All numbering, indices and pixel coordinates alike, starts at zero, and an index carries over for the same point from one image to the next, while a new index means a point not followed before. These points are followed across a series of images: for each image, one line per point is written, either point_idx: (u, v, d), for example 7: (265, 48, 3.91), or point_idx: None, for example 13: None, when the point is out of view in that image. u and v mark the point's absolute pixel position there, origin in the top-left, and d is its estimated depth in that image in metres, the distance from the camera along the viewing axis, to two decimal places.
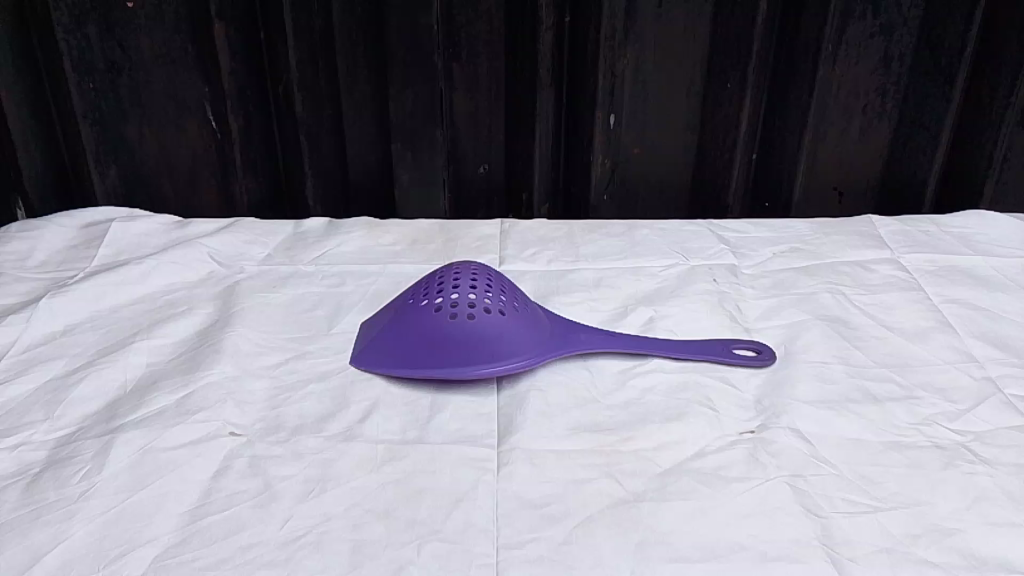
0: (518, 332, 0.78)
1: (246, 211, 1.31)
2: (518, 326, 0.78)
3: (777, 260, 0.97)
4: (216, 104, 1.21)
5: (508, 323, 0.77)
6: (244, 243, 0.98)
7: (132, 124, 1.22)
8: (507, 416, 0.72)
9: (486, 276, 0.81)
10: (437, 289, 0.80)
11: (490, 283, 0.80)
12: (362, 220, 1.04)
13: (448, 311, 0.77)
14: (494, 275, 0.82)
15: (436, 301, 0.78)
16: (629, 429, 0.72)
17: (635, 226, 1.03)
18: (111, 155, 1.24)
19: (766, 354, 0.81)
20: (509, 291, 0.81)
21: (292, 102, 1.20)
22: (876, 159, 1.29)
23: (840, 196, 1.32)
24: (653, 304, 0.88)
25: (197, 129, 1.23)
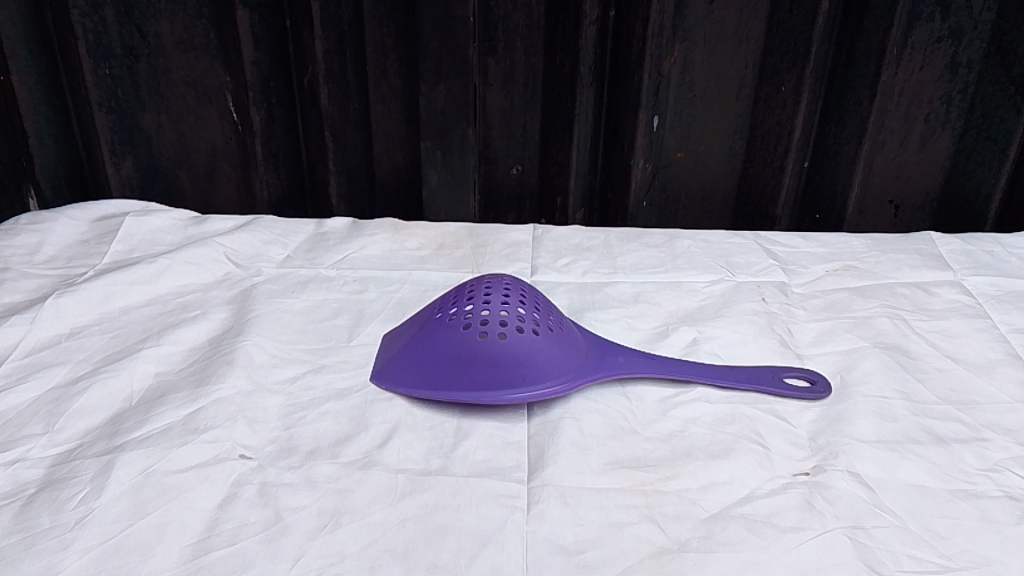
0: (552, 354, 0.72)
1: (265, 207, 1.25)
2: (553, 347, 0.72)
3: (829, 278, 0.90)
4: (238, 95, 1.16)
5: (541, 344, 0.72)
6: (262, 242, 0.93)
7: (149, 112, 1.18)
8: (539, 447, 0.67)
9: (519, 291, 0.75)
10: (467, 303, 0.74)
11: (524, 298, 0.75)
12: (387, 221, 0.98)
13: (478, 328, 0.71)
14: (528, 290, 0.76)
15: (464, 316, 0.73)
16: (672, 467, 0.66)
17: (676, 236, 0.97)
18: (127, 145, 1.20)
19: (820, 385, 0.75)
20: (543, 308, 0.75)
21: (318, 94, 1.15)
22: (935, 170, 1.22)
23: (895, 209, 1.26)
24: (696, 323, 0.82)
25: (216, 120, 1.19)
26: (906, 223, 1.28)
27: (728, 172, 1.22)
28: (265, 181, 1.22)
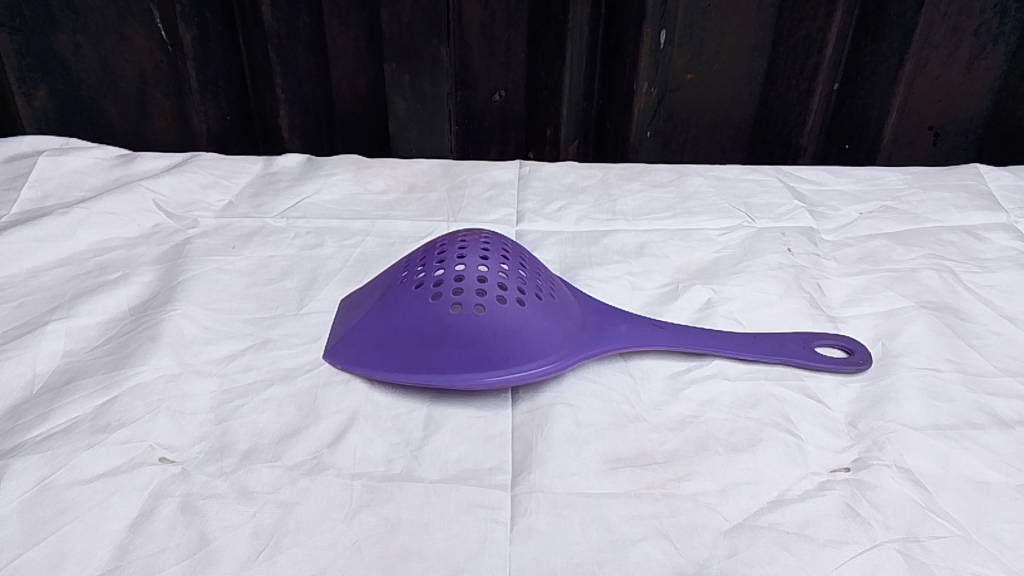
0: (540, 327, 0.59)
1: (205, 144, 1.12)
2: (541, 318, 0.59)
3: (864, 223, 0.78)
4: (164, 7, 1.01)
5: (527, 315, 0.59)
6: (200, 186, 0.79)
7: (63, 33, 1.03)
8: (525, 441, 0.55)
9: (501, 248, 0.62)
10: (436, 266, 0.61)
11: (505, 258, 0.61)
12: (348, 159, 0.84)
13: (449, 298, 0.58)
14: (511, 247, 0.63)
15: (433, 283, 0.60)
16: (684, 464, 0.54)
17: (685, 173, 0.83)
18: (40, 72, 1.05)
19: (859, 356, 0.63)
20: (529, 270, 0.62)
21: (259, 8, 0.99)
22: (982, 92, 1.09)
23: (934, 137, 1.13)
24: (710, 280, 0.69)
25: (142, 41, 1.04)
26: (945, 150, 1.15)
27: (745, 93, 1.09)
28: (203, 112, 1.08)
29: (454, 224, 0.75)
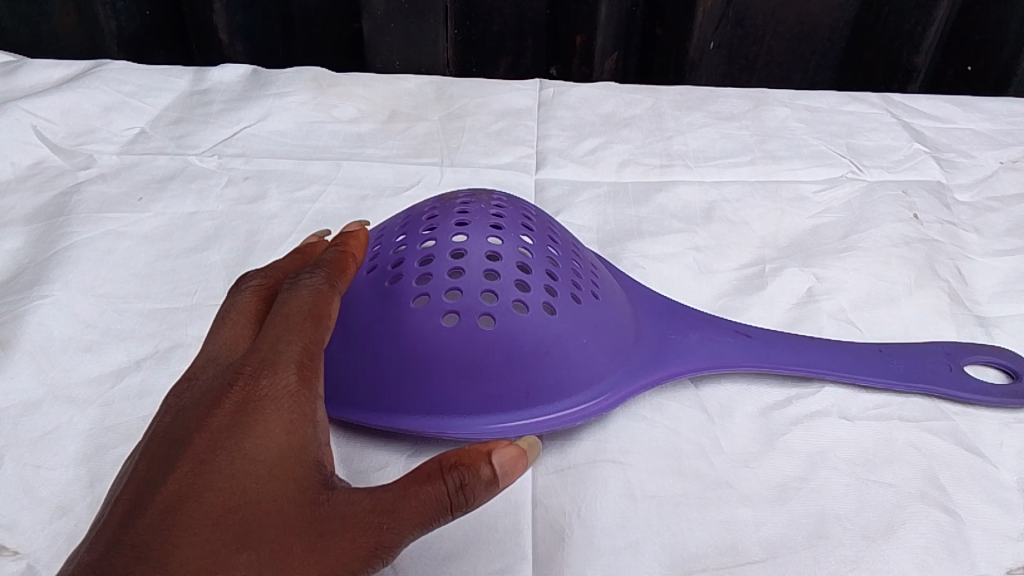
0: (577, 347, 0.39)
1: (118, 53, 0.81)
2: (579, 332, 0.39)
3: (1011, 176, 0.57)
4: None
5: (559, 329, 0.38)
6: (102, 108, 0.58)
7: None
8: (555, 523, 0.37)
9: (520, 221, 0.41)
10: (422, 248, 0.39)
11: (528, 237, 0.40)
12: (306, 71, 0.62)
13: (440, 302, 0.38)
14: (535, 218, 0.42)
15: (416, 275, 0.38)
16: (791, 563, 0.36)
17: (763, 100, 0.62)
18: None
19: None
20: (562, 253, 0.41)
21: None
22: None
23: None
24: (810, 260, 0.49)
25: None
26: None
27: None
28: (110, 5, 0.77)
29: (450, 169, 0.55)
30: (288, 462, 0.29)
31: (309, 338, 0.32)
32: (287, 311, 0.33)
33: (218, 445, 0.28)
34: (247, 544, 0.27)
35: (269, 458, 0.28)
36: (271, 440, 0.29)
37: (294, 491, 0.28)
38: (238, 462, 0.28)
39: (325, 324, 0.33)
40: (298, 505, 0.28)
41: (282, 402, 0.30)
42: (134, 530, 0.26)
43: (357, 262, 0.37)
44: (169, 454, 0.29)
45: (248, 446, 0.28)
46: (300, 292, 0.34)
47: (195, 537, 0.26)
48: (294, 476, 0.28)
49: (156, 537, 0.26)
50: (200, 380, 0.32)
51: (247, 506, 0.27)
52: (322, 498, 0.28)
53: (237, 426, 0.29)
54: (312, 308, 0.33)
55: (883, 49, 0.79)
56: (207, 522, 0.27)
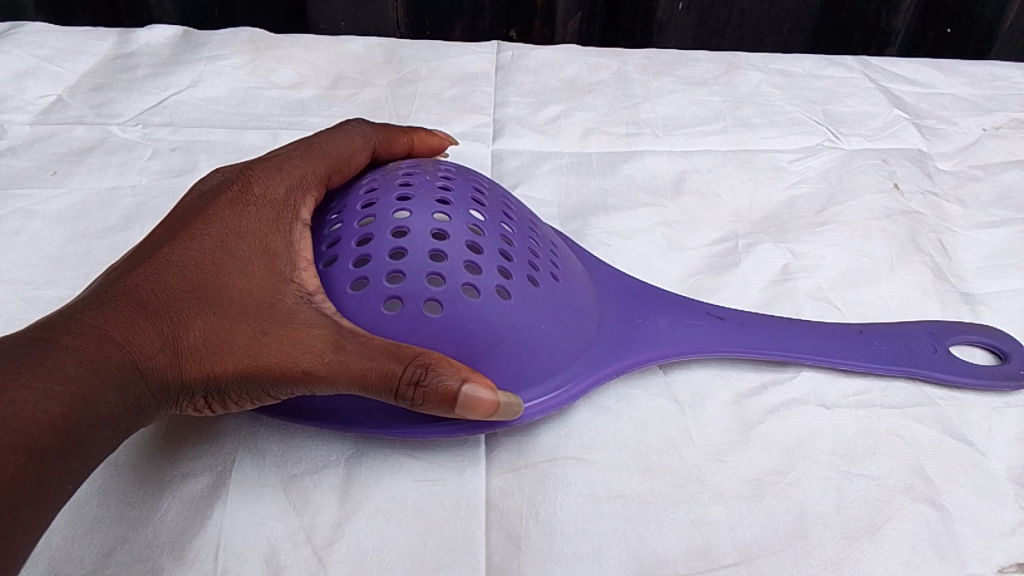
0: (535, 336, 0.35)
1: (37, 12, 0.72)
2: (536, 319, 0.35)
3: (994, 144, 0.54)
4: None
5: (514, 314, 0.35)
6: (13, 74, 0.52)
7: None
8: (511, 528, 0.33)
9: (471, 195, 0.37)
10: (360, 227, 0.35)
11: (479, 213, 0.36)
12: (243, 32, 0.57)
13: (380, 285, 0.33)
14: (487, 191, 0.38)
15: (353, 257, 0.34)
16: (769, 568, 0.33)
17: (735, 64, 0.58)
18: None
19: (1017, 364, 0.40)
20: (517, 230, 0.37)
21: None
22: None
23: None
24: (786, 234, 0.46)
25: None
26: None
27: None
28: None
29: None
30: (262, 261, 0.33)
31: (318, 171, 0.37)
32: (305, 149, 0.37)
33: (210, 224, 0.34)
34: (213, 305, 0.31)
35: (250, 246, 0.33)
36: (249, 240, 0.33)
37: (264, 279, 0.32)
38: (224, 244, 0.33)
39: (343, 161, 0.38)
40: (264, 292, 0.32)
41: (272, 208, 0.35)
42: (130, 271, 0.32)
43: (410, 147, 0.42)
44: (181, 222, 0.34)
45: (233, 237, 0.33)
46: (336, 133, 0.39)
47: (172, 287, 0.31)
48: (265, 272, 0.32)
49: (144, 278, 0.31)
50: (227, 171, 0.37)
51: (220, 278, 0.32)
52: (289, 297, 0.32)
53: (229, 216, 0.34)
54: (338, 147, 0.38)
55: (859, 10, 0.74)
56: (182, 280, 0.31)
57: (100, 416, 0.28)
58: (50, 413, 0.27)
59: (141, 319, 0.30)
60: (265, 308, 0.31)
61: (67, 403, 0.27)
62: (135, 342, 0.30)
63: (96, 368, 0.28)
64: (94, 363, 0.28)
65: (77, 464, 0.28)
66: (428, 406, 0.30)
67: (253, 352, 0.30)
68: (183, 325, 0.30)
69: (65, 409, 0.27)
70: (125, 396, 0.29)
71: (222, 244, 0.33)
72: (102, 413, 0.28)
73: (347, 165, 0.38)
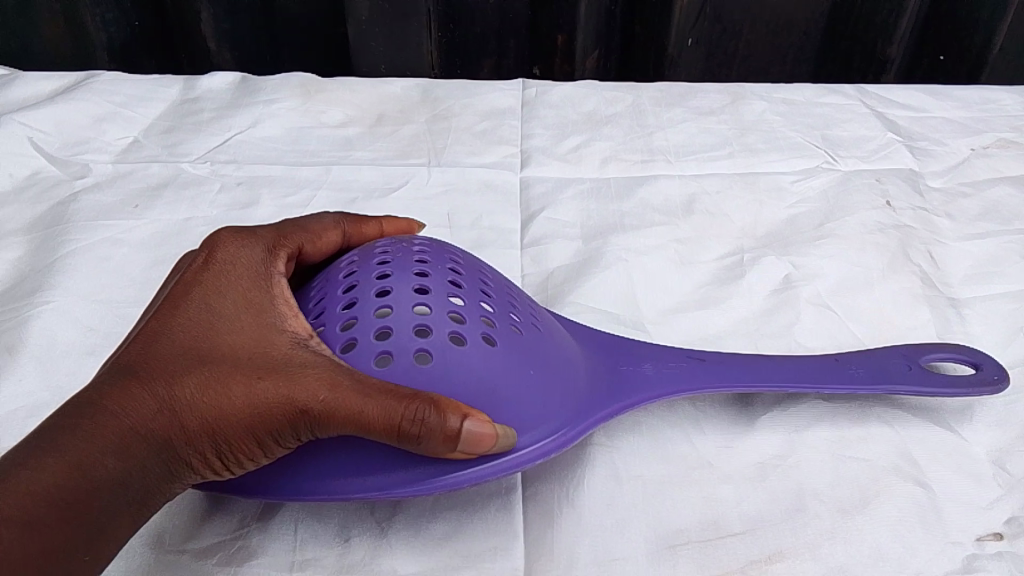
0: (525, 382, 0.36)
1: (107, 61, 0.80)
2: (523, 366, 0.36)
3: (981, 163, 0.58)
4: None
5: (502, 359, 0.36)
6: (93, 119, 0.59)
7: None
8: (546, 505, 0.38)
9: (446, 260, 0.39)
10: (346, 293, 0.37)
11: (456, 277, 0.38)
12: (294, 76, 0.63)
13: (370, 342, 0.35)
14: (460, 257, 0.40)
15: (342, 320, 0.36)
16: (772, 537, 0.38)
17: (741, 94, 0.63)
18: None
19: (990, 372, 0.43)
20: (495, 291, 0.39)
21: None
22: None
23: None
24: (788, 248, 0.51)
25: None
26: None
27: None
28: (99, 16, 0.76)
29: (437, 170, 0.56)
30: (247, 318, 0.35)
31: (283, 242, 0.39)
32: (272, 227, 0.40)
33: (193, 290, 0.35)
34: (203, 364, 0.33)
35: (232, 307, 0.35)
36: (233, 297, 0.35)
37: (252, 336, 0.34)
38: (210, 307, 0.35)
39: (304, 238, 0.40)
40: (254, 344, 0.34)
41: (248, 271, 0.37)
42: (124, 346, 0.34)
43: (382, 231, 0.44)
44: (165, 294, 0.36)
45: (217, 298, 0.35)
46: (302, 214, 0.42)
47: (165, 353, 0.33)
48: (254, 326, 0.34)
49: (137, 349, 0.33)
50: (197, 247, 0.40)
51: (210, 339, 0.34)
52: (280, 349, 0.34)
53: (210, 278, 0.36)
54: (302, 228, 0.41)
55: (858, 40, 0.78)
56: (172, 345, 0.33)
57: (99, 484, 0.30)
58: (49, 484, 0.29)
59: (136, 387, 0.32)
60: (256, 360, 0.33)
61: (64, 474, 0.30)
62: (129, 408, 0.31)
63: (92, 437, 0.31)
64: (88, 435, 0.31)
65: (87, 527, 0.30)
66: (432, 444, 0.32)
67: (248, 403, 0.32)
68: (178, 387, 0.32)
69: (61, 478, 0.30)
70: (125, 462, 0.31)
71: (206, 306, 0.35)
72: (101, 480, 0.31)
73: (309, 239, 0.41)
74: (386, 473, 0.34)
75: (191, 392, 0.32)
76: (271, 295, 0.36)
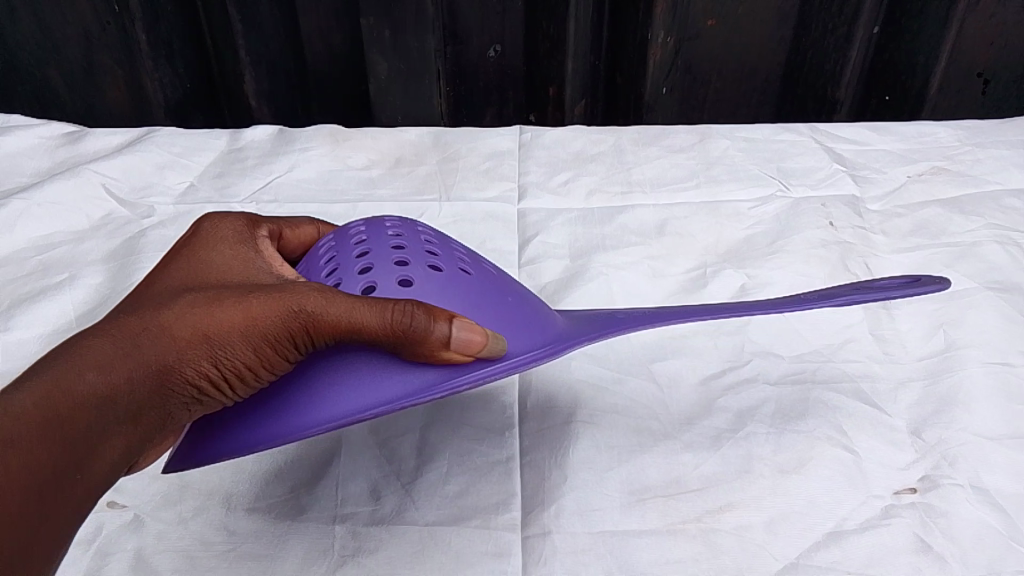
0: (504, 320, 0.44)
1: (164, 116, 0.92)
2: (498, 311, 0.44)
3: (916, 188, 0.68)
4: None
5: (476, 304, 0.43)
6: (156, 167, 0.70)
7: None
8: (539, 471, 0.47)
9: (422, 236, 0.47)
10: (344, 264, 0.45)
11: (432, 248, 0.46)
12: (323, 127, 0.74)
13: (358, 278, 0.43)
14: (432, 233, 0.48)
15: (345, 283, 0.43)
16: (724, 492, 0.46)
17: (708, 134, 0.73)
18: None
19: (926, 280, 0.50)
20: (467, 255, 0.48)
21: None
22: None
23: (983, 85, 0.88)
24: (744, 262, 0.60)
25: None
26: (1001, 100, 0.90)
27: (772, 41, 0.86)
28: (157, 81, 0.88)
29: (447, 204, 0.66)
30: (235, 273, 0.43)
31: (264, 228, 0.48)
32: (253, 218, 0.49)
33: (189, 259, 0.44)
34: (193, 296, 0.40)
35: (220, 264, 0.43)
36: (220, 260, 0.43)
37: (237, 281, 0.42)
38: (202, 268, 0.43)
39: (281, 231, 0.50)
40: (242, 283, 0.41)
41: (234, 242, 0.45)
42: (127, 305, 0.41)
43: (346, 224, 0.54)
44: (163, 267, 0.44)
45: (209, 260, 0.43)
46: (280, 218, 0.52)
47: (158, 297, 0.40)
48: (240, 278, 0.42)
49: (138, 301, 0.41)
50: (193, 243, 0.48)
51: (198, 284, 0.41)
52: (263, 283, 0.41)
53: (202, 250, 0.44)
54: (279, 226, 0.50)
55: (811, 86, 0.88)
56: (168, 292, 0.41)
57: (83, 397, 0.36)
58: (40, 399, 0.35)
59: (135, 317, 0.39)
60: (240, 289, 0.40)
61: (53, 389, 0.35)
62: (123, 331, 0.38)
63: (85, 358, 0.37)
64: (80, 357, 0.37)
65: (75, 436, 0.35)
66: (426, 342, 0.38)
67: (230, 319, 0.38)
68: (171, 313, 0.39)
69: (44, 395, 0.35)
70: (116, 373, 0.37)
71: (198, 266, 0.43)
72: (87, 393, 0.36)
73: (287, 234, 0.50)
74: (393, 386, 0.39)
75: (180, 316, 0.39)
76: (254, 256, 0.44)
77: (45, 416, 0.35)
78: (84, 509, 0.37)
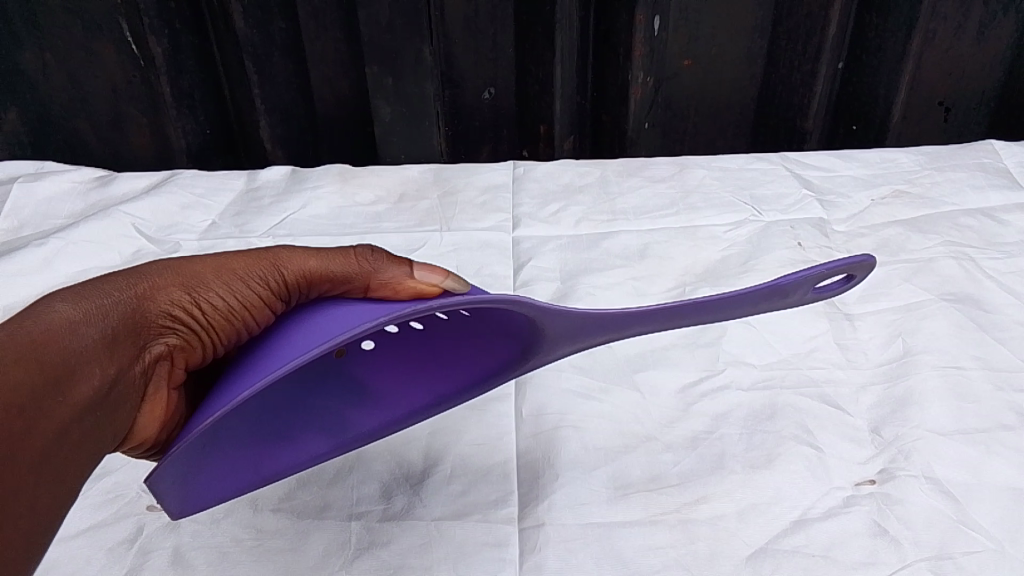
0: None
1: (184, 161, 0.98)
2: None
3: (878, 210, 0.74)
4: (131, 19, 0.88)
5: None
6: (180, 207, 0.76)
7: (29, 50, 0.91)
8: (532, 471, 0.53)
9: None
10: None
11: None
12: (333, 167, 0.80)
13: None
14: None
15: None
16: (699, 486, 0.52)
17: (686, 164, 0.79)
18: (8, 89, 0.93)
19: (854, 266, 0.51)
20: None
21: (230, 15, 0.86)
22: (998, 65, 0.92)
23: (945, 113, 0.95)
24: (719, 282, 0.66)
25: (111, 54, 0.91)
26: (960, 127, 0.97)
27: (743, 79, 0.93)
28: (180, 128, 0.94)
29: (447, 234, 0.72)
30: None
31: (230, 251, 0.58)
32: None
33: None
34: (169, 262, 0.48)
35: None
36: None
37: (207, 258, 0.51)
38: None
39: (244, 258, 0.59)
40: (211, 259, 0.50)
41: None
42: None
43: None
44: None
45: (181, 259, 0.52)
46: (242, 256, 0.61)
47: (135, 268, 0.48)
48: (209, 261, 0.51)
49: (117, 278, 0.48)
50: None
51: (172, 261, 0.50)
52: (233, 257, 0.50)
53: None
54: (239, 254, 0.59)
55: (783, 117, 0.95)
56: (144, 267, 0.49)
57: (57, 325, 0.40)
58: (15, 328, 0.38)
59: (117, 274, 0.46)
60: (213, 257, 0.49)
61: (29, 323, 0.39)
62: (108, 277, 0.45)
63: (66, 296, 0.42)
64: (65, 294, 0.42)
65: (52, 357, 0.38)
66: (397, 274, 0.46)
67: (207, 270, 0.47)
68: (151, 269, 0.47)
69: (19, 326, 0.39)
70: (95, 304, 0.42)
71: None
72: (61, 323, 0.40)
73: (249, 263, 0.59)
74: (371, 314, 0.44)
75: (161, 268, 0.47)
76: None
77: (25, 338, 0.38)
78: (65, 444, 0.37)
